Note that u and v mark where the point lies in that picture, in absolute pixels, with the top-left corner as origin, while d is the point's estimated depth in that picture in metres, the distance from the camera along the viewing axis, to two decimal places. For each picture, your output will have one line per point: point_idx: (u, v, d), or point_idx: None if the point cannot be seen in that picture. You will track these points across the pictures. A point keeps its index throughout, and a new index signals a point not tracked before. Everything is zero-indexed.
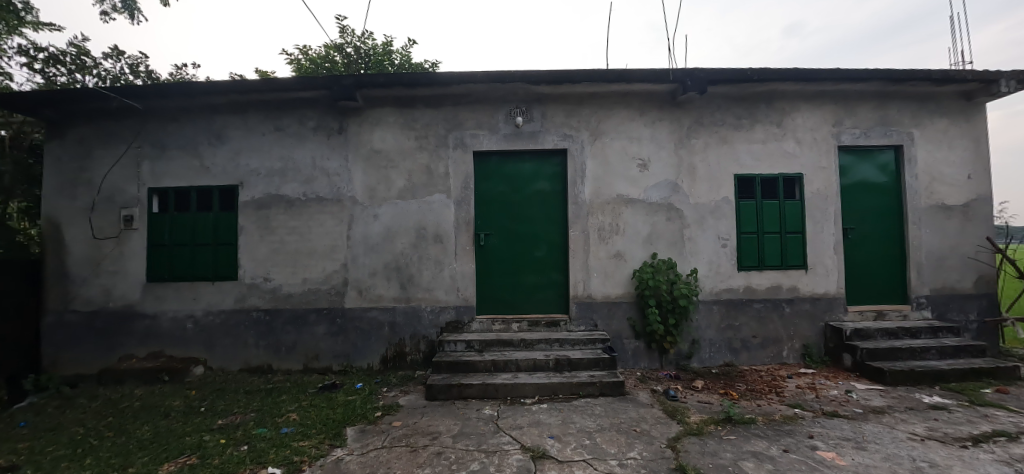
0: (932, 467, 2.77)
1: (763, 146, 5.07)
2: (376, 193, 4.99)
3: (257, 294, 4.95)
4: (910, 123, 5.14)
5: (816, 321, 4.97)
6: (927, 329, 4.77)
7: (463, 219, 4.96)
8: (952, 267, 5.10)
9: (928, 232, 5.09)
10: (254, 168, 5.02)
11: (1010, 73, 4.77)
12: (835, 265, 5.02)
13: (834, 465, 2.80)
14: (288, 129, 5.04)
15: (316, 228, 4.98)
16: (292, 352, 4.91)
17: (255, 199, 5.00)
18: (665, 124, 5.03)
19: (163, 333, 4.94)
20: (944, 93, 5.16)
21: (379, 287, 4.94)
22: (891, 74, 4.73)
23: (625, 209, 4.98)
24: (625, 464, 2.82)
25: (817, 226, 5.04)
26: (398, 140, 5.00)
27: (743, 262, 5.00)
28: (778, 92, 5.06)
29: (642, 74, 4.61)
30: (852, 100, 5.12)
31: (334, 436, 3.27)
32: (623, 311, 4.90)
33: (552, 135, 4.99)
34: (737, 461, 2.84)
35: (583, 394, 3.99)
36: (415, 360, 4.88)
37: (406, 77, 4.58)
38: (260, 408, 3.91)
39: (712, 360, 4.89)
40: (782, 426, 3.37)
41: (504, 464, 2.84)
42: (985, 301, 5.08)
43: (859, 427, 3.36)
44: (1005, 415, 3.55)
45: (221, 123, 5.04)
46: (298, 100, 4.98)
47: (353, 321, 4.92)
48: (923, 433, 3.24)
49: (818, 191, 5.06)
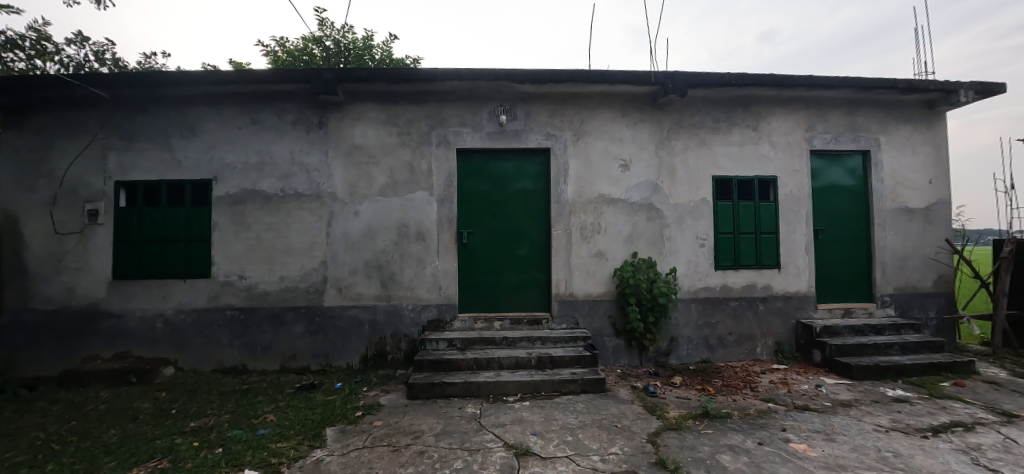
0: (895, 456, 2.92)
1: (740, 149, 5.22)
2: (357, 189, 4.91)
3: (232, 292, 4.80)
4: (877, 130, 5.37)
5: (788, 319, 5.15)
6: (890, 326, 5.00)
7: (446, 216, 4.93)
8: (914, 267, 5.36)
9: (892, 233, 5.34)
10: (230, 162, 4.87)
11: (969, 84, 5.04)
12: (805, 265, 5.21)
13: (806, 456, 2.92)
14: (265, 122, 4.90)
15: (294, 225, 4.87)
16: (269, 351, 4.79)
17: (230, 194, 4.85)
18: (646, 125, 5.11)
19: (132, 332, 4.74)
20: (908, 101, 5.41)
21: (360, 286, 4.86)
22: (860, 81, 4.93)
23: (607, 209, 5.04)
24: (606, 459, 2.87)
25: (790, 227, 5.22)
26: (380, 136, 4.93)
27: (720, 261, 5.13)
28: (754, 97, 5.21)
29: (625, 74, 4.68)
30: (823, 106, 5.32)
31: (313, 437, 3.21)
32: (604, 309, 4.97)
33: (535, 134, 5.01)
34: (714, 453, 2.93)
35: (565, 391, 4.03)
36: (396, 359, 4.82)
37: (389, 73, 4.52)
38: (234, 410, 3.80)
39: (690, 357, 5.01)
40: (756, 420, 3.48)
41: (487, 462, 2.84)
42: (943, 299, 5.35)
43: (828, 420, 3.50)
44: (961, 407, 3.77)
45: (195, 115, 4.86)
46: (276, 93, 4.86)
47: (333, 320, 4.83)
48: (887, 425, 3.40)
49: (791, 193, 5.24)
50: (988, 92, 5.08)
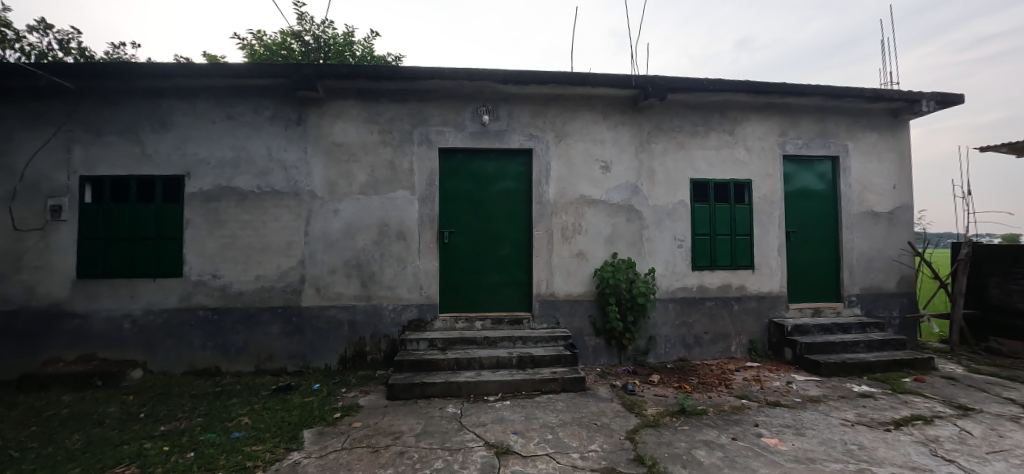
0: (860, 449, 3.05)
1: (716, 153, 5.35)
2: (336, 188, 4.84)
3: (205, 292, 4.67)
4: (845, 136, 5.59)
5: (762, 318, 5.31)
6: (857, 324, 5.21)
7: (428, 216, 4.91)
8: (879, 268, 5.60)
9: (859, 236, 5.57)
10: (203, 158, 4.73)
11: (930, 95, 5.30)
12: (778, 266, 5.38)
13: (776, 450, 3.02)
14: (241, 118, 4.78)
15: (270, 223, 4.76)
16: (243, 352, 4.67)
17: (204, 191, 4.71)
18: (626, 128, 5.20)
19: (97, 334, 4.55)
20: (874, 110, 5.65)
21: (339, 285, 4.79)
22: (829, 90, 5.13)
23: (588, 209, 5.10)
24: (586, 456, 2.91)
25: (763, 229, 5.38)
26: (361, 134, 4.86)
27: (697, 262, 5.25)
28: (731, 102, 5.36)
29: (607, 78, 4.75)
30: (796, 113, 5.51)
31: (290, 440, 3.15)
32: (584, 308, 5.03)
33: (518, 135, 5.03)
34: (690, 449, 3.00)
35: (545, 390, 4.06)
36: (376, 360, 4.77)
37: (371, 70, 4.47)
38: (207, 413, 3.69)
39: (667, 355, 5.11)
40: (731, 416, 3.58)
41: (468, 461, 2.85)
42: (906, 298, 5.61)
43: (798, 415, 3.63)
44: (921, 401, 3.96)
45: (167, 108, 4.71)
46: (253, 88, 4.75)
47: (310, 320, 4.74)
48: (853, 419, 3.55)
49: (765, 196, 5.41)
50: (948, 102, 5.35)
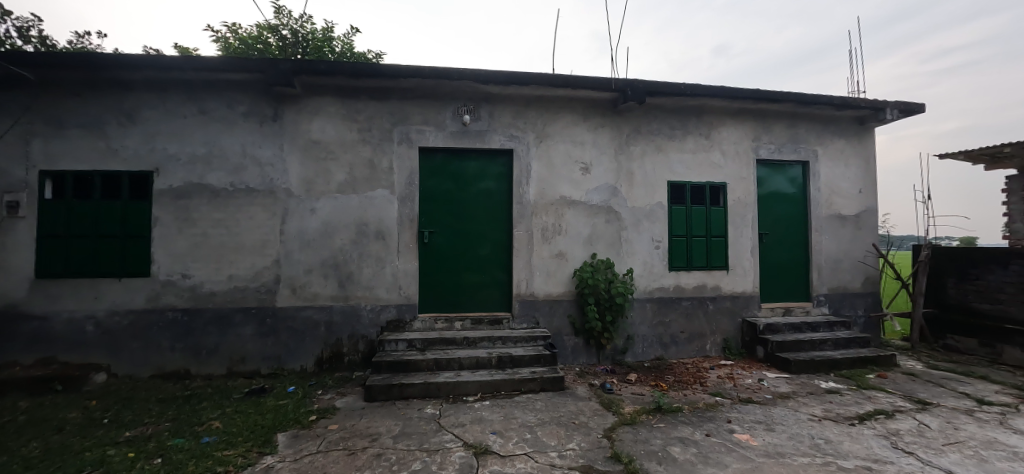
0: (826, 442, 3.17)
1: (693, 156, 5.47)
2: (313, 186, 4.75)
3: (174, 292, 4.51)
4: (815, 142, 5.80)
5: (735, 317, 5.46)
6: (824, 323, 5.41)
7: (408, 216, 4.86)
8: (845, 269, 5.82)
9: (827, 238, 5.78)
10: (173, 153, 4.57)
11: (894, 104, 5.54)
12: (751, 267, 5.54)
13: (748, 445, 3.11)
14: (214, 113, 4.64)
15: (244, 221, 4.64)
16: (215, 355, 4.54)
17: (173, 187, 4.56)
18: (606, 130, 5.27)
19: (57, 336, 4.35)
20: (842, 117, 5.88)
21: (315, 285, 4.70)
22: (800, 97, 5.31)
23: (568, 210, 5.15)
24: (564, 455, 2.93)
25: (737, 231, 5.53)
26: (340, 131, 4.79)
27: (674, 263, 5.36)
28: (707, 107, 5.49)
29: (587, 80, 4.80)
30: (768, 119, 5.68)
31: (263, 443, 3.08)
32: (563, 308, 5.07)
33: (498, 135, 5.04)
34: (665, 446, 3.06)
35: (525, 390, 4.08)
36: (354, 361, 4.71)
37: (350, 67, 4.41)
38: (175, 417, 3.57)
39: (645, 354, 5.20)
40: (705, 413, 3.67)
41: (446, 462, 2.84)
42: (870, 298, 5.85)
43: (769, 411, 3.74)
44: (883, 396, 4.14)
45: (135, 101, 4.54)
46: (226, 82, 4.62)
47: (285, 321, 4.64)
48: (820, 414, 3.68)
49: (739, 199, 5.56)
50: (910, 111, 5.61)
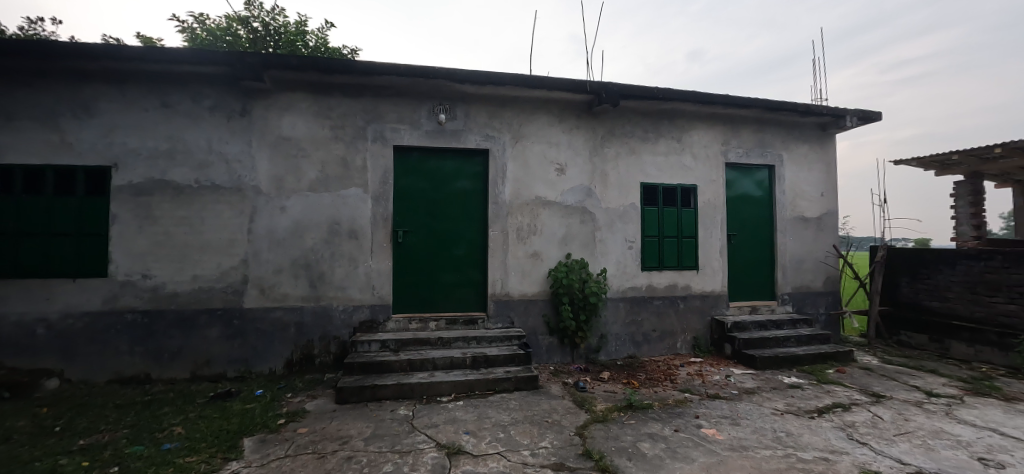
0: (787, 435, 3.30)
1: (665, 159, 5.60)
2: (283, 184, 4.63)
3: (133, 293, 4.32)
4: (780, 147, 6.03)
5: (705, 316, 5.61)
6: (788, 321, 5.63)
7: (381, 215, 4.80)
8: (808, 269, 6.07)
9: (791, 239, 6.02)
10: (133, 148, 4.37)
11: (853, 112, 5.81)
12: (720, 267, 5.71)
13: (714, 439, 3.21)
14: (177, 106, 4.46)
15: (210, 220, 4.48)
16: (177, 358, 4.37)
17: (134, 183, 4.37)
18: (581, 132, 5.34)
19: (4, 340, 4.09)
20: (806, 123, 6.13)
21: (285, 286, 4.58)
22: (767, 103, 5.51)
23: (543, 211, 5.19)
24: (536, 453, 2.96)
25: (707, 232, 5.69)
26: (311, 128, 4.68)
27: (647, 263, 5.48)
28: (679, 111, 5.62)
29: (563, 82, 4.84)
30: (737, 124, 5.87)
31: (228, 449, 2.98)
32: (538, 308, 5.10)
33: (474, 135, 5.03)
34: (635, 442, 3.13)
35: (499, 389, 4.09)
36: (325, 363, 4.62)
37: (322, 63, 4.31)
38: (134, 423, 3.42)
39: (618, 353, 5.29)
40: (674, 409, 3.77)
41: (418, 463, 2.82)
42: (831, 297, 6.13)
43: (735, 406, 3.87)
44: (841, 390, 4.34)
45: (92, 93, 4.32)
46: (191, 75, 4.45)
47: (253, 322, 4.51)
48: (782, 408, 3.84)
49: (709, 200, 5.73)
50: (867, 119, 5.89)
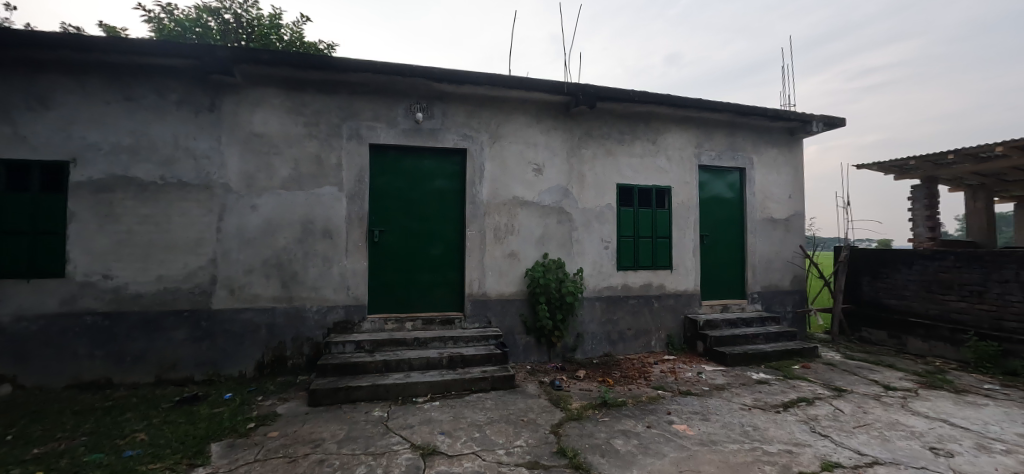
0: (754, 429, 3.42)
1: (640, 160, 5.71)
2: (254, 182, 4.51)
3: (93, 295, 4.13)
4: (751, 150, 6.22)
5: (678, 314, 5.75)
6: (757, 319, 5.82)
7: (356, 214, 4.73)
8: (776, 268, 6.28)
9: (761, 240, 6.22)
10: (94, 142, 4.18)
11: (819, 117, 6.05)
12: (693, 267, 5.85)
13: (685, 435, 3.29)
14: (142, 100, 4.29)
15: (176, 218, 4.33)
16: (140, 362, 4.20)
17: (94, 180, 4.17)
18: (559, 133, 5.38)
19: None
20: (775, 128, 6.34)
21: (256, 286, 4.47)
22: (738, 107, 5.68)
23: (520, 211, 5.21)
24: (511, 452, 2.97)
25: (680, 232, 5.83)
26: (284, 125, 4.58)
27: (622, 263, 5.57)
28: (654, 114, 5.74)
29: (541, 83, 4.88)
30: (710, 127, 6.03)
31: (195, 455, 2.89)
32: (515, 308, 5.13)
33: (452, 134, 5.01)
34: (609, 439, 3.18)
35: (475, 389, 4.10)
36: (297, 365, 4.52)
37: (296, 58, 4.22)
38: (93, 430, 3.28)
39: (594, 351, 5.37)
40: (647, 406, 3.85)
41: (392, 465, 2.80)
42: (797, 295, 6.36)
43: (706, 402, 3.98)
44: (806, 385, 4.51)
45: (48, 84, 4.11)
46: (156, 68, 4.28)
47: (222, 324, 4.38)
48: (751, 403, 3.97)
49: (682, 202, 5.86)
50: (832, 124, 6.14)
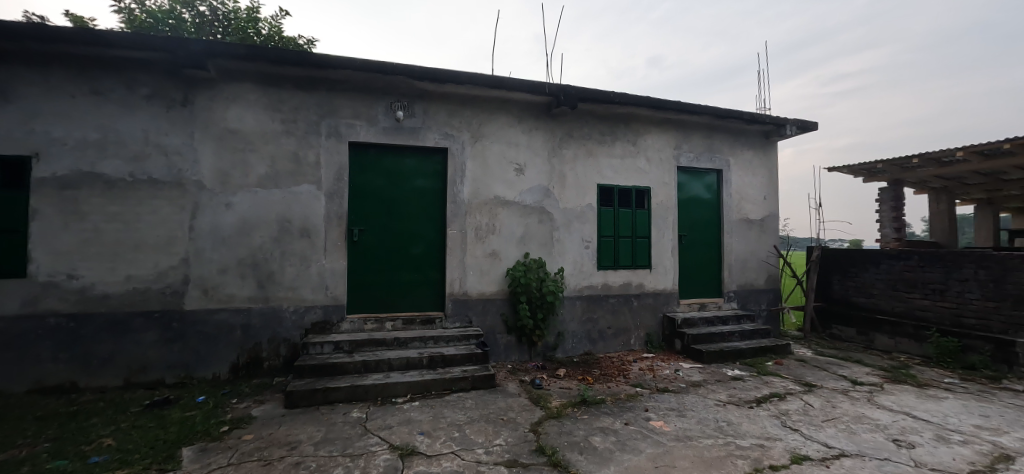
0: (728, 424, 3.51)
1: (621, 161, 5.78)
2: (229, 179, 4.40)
3: (57, 295, 3.97)
4: (727, 152, 6.36)
5: (657, 313, 5.85)
6: (733, 317, 5.96)
7: (335, 213, 4.67)
8: (752, 268, 6.45)
9: (736, 240, 6.37)
10: (58, 137, 4.02)
11: (793, 121, 6.23)
12: (671, 266, 5.96)
13: (661, 431, 3.36)
14: (110, 93, 4.14)
15: (146, 216, 4.20)
16: (108, 365, 4.06)
17: (58, 176, 4.01)
18: (540, 133, 5.41)
19: None
20: (751, 131, 6.50)
21: (230, 286, 4.36)
22: (715, 110, 5.80)
23: (501, 210, 5.22)
24: (490, 451, 2.98)
25: (659, 232, 5.93)
26: (260, 121, 4.48)
27: (602, 262, 5.64)
28: (634, 115, 5.82)
29: (522, 83, 4.89)
30: (688, 129, 6.14)
31: (165, 460, 2.81)
32: (496, 307, 5.13)
33: (433, 133, 4.99)
34: (587, 436, 3.22)
35: (456, 389, 4.09)
36: (274, 366, 4.44)
37: (273, 53, 4.13)
38: (56, 436, 3.15)
39: (574, 350, 5.42)
40: (625, 403, 3.91)
41: (369, 466, 2.77)
42: (771, 294, 6.54)
43: (682, 398, 4.06)
44: (778, 381, 4.65)
45: (8, 75, 3.92)
46: (126, 61, 4.14)
47: (195, 325, 4.26)
48: (725, 399, 4.07)
49: (661, 202, 5.96)
50: (805, 128, 6.33)
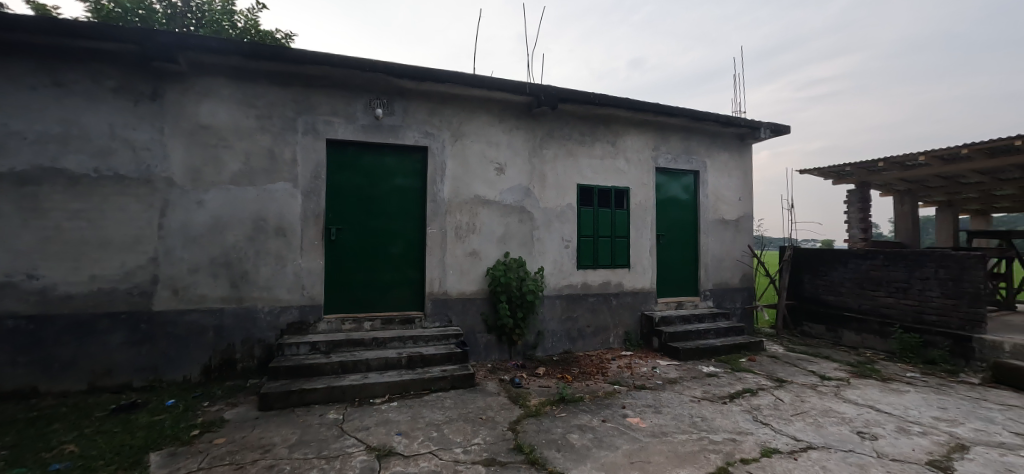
0: (702, 420, 3.60)
1: (600, 161, 5.85)
2: (201, 176, 4.28)
3: (14, 296, 3.78)
4: (704, 154, 6.51)
5: (635, 311, 5.94)
6: (708, 315, 6.11)
7: (312, 211, 4.59)
8: (727, 267, 6.61)
9: (712, 240, 6.52)
10: (15, 130, 3.82)
11: (766, 125, 6.41)
12: (649, 265, 6.06)
13: (637, 427, 3.42)
14: (73, 86, 3.97)
15: (112, 213, 4.04)
16: (71, 368, 3.90)
17: (15, 171, 3.82)
18: (521, 133, 5.43)
19: None
20: (726, 133, 6.66)
21: (202, 286, 4.24)
22: (692, 113, 5.93)
23: (482, 210, 5.22)
24: (468, 450, 2.99)
25: (638, 232, 6.02)
26: (234, 117, 4.37)
27: (582, 261, 5.70)
28: (613, 116, 5.90)
29: (503, 82, 4.90)
30: (666, 131, 6.26)
31: (131, 466, 2.72)
32: (476, 306, 5.13)
33: (413, 131, 4.95)
34: (565, 434, 3.26)
35: (435, 388, 4.08)
36: (248, 368, 4.34)
37: (247, 47, 4.03)
38: (13, 444, 3.01)
39: (554, 348, 5.46)
40: (603, 400, 3.96)
41: (345, 468, 2.74)
42: (746, 292, 6.72)
43: (658, 395, 4.15)
44: (751, 377, 4.79)
45: None
46: (90, 52, 3.98)
47: (164, 326, 4.13)
48: (700, 395, 4.16)
49: (640, 202, 6.06)
50: (778, 131, 6.52)
